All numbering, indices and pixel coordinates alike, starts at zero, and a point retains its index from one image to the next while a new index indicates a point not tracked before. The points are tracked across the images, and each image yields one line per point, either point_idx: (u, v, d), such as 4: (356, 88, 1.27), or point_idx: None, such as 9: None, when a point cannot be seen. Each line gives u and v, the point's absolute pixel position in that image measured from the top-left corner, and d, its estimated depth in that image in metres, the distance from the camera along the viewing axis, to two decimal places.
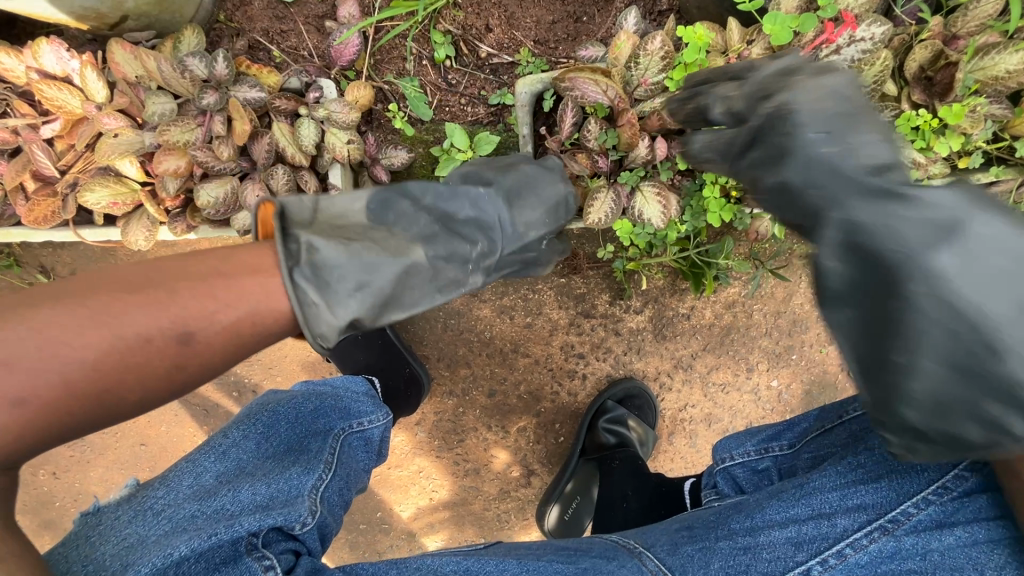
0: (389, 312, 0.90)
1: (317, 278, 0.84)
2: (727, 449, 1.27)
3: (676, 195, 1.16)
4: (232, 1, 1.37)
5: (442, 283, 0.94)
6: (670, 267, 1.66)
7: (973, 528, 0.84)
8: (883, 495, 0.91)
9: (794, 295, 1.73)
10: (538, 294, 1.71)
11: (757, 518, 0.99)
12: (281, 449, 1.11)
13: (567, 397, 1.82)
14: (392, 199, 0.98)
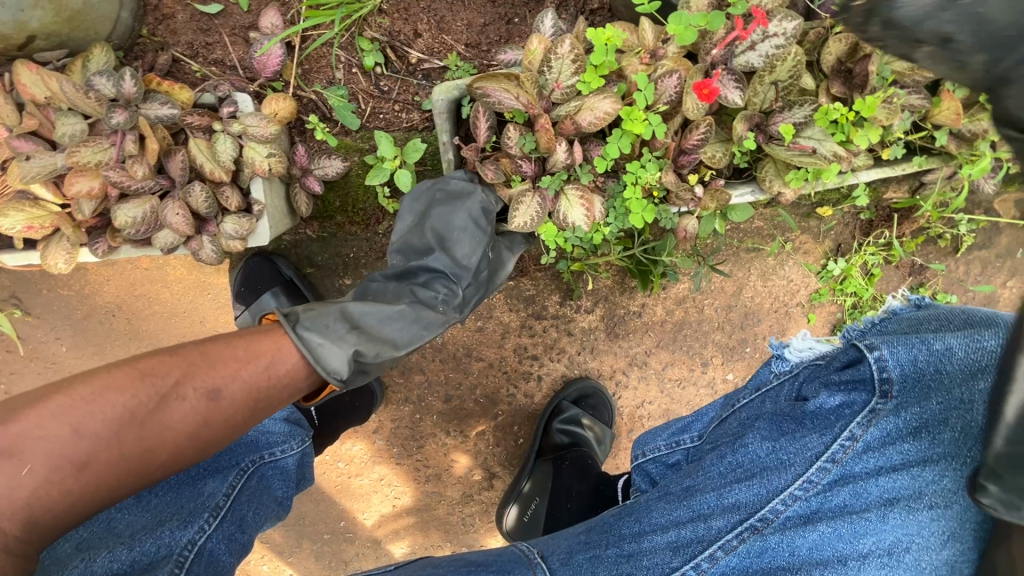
0: (385, 349, 1.09)
1: (318, 325, 1.05)
2: (644, 444, 1.34)
3: (600, 197, 1.16)
4: (153, 15, 1.34)
5: (426, 319, 1.15)
6: (617, 266, 1.66)
7: (835, 524, 0.93)
8: (755, 493, 0.98)
9: (743, 288, 1.74)
10: (488, 298, 1.70)
11: (643, 524, 1.06)
12: (166, 497, 1.15)
13: (523, 398, 1.82)
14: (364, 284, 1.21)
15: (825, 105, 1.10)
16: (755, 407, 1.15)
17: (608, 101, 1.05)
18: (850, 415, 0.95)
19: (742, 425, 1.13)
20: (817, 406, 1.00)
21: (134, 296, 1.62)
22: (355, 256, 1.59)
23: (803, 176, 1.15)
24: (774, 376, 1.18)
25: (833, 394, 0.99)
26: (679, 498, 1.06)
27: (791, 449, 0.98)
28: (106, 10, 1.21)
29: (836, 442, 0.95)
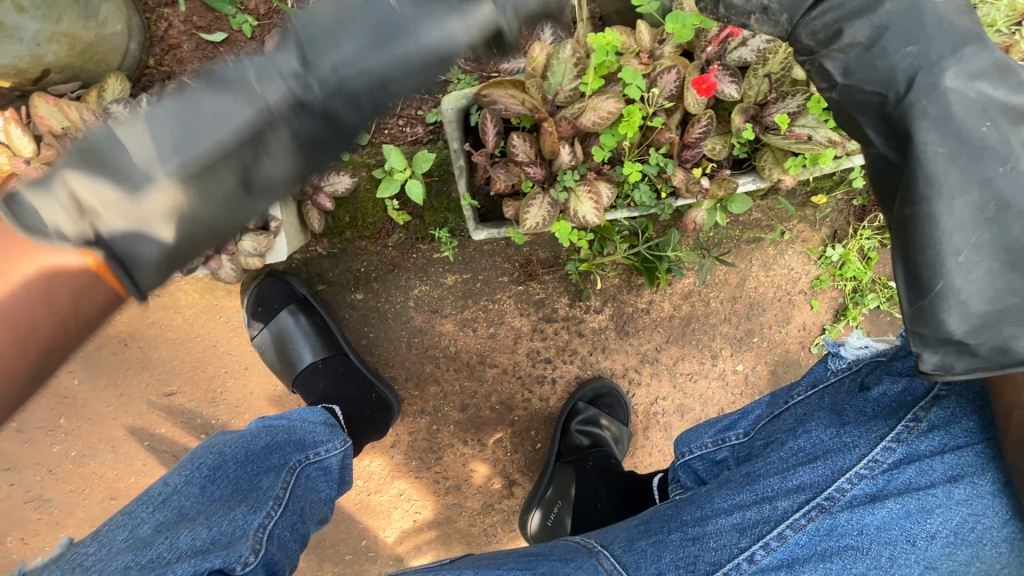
0: (163, 144, 0.82)
1: (39, 186, 0.78)
2: (688, 441, 1.31)
3: (606, 186, 1.18)
4: (159, 45, 1.38)
5: (206, 181, 0.84)
6: (623, 264, 1.69)
7: (903, 500, 0.91)
8: (819, 474, 0.97)
9: (746, 279, 1.78)
10: (498, 304, 1.72)
11: (707, 508, 1.04)
12: (229, 490, 1.12)
13: (539, 402, 1.84)
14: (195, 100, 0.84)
15: (816, 93, 1.14)
16: (807, 401, 1.15)
17: (611, 100, 1.09)
18: (912, 401, 0.96)
19: (793, 419, 1.14)
20: (880, 393, 1.01)
21: (146, 323, 1.63)
22: (366, 270, 1.63)
23: (802, 163, 1.19)
24: (832, 373, 1.15)
25: (894, 381, 1.00)
26: (741, 484, 1.04)
27: (854, 432, 0.99)
28: (116, 42, 1.25)
29: (901, 424, 0.95)
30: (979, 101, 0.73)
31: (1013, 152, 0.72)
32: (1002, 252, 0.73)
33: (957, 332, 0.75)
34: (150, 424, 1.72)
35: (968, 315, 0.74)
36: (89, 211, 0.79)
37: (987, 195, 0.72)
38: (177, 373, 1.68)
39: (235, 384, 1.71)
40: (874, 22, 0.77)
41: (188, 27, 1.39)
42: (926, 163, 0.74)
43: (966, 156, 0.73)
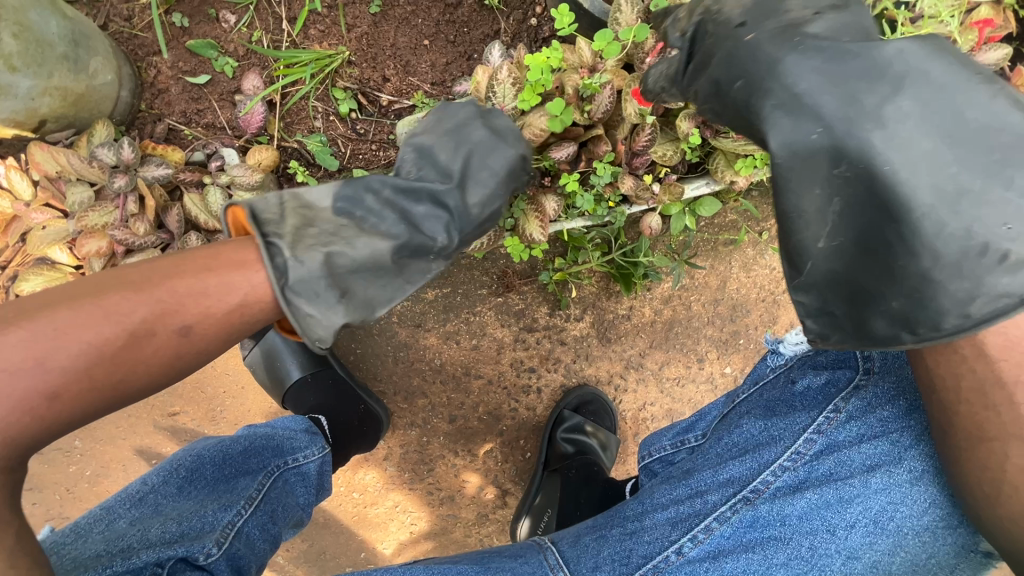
0: (377, 274, 0.97)
1: (313, 289, 0.90)
2: (649, 445, 1.37)
3: (549, 198, 1.22)
4: (149, 91, 1.51)
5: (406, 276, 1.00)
6: (600, 272, 1.72)
7: (822, 490, 1.00)
8: (747, 467, 1.08)
9: (727, 281, 1.77)
10: (479, 316, 1.76)
11: (647, 504, 1.15)
12: (206, 490, 1.18)
13: (526, 411, 1.86)
14: (357, 196, 1.01)
15: None
16: (749, 399, 1.23)
17: (544, 117, 1.13)
18: (834, 392, 1.07)
19: (736, 417, 1.21)
20: (804, 387, 1.13)
21: None
22: None
23: (752, 164, 1.21)
24: (771, 369, 1.23)
25: (818, 375, 1.12)
26: (678, 480, 1.14)
27: (780, 425, 1.10)
28: (107, 91, 1.37)
29: (822, 415, 1.06)
30: (821, 100, 0.82)
31: (857, 157, 0.79)
32: (861, 230, 0.82)
33: (815, 300, 0.88)
34: (156, 443, 1.82)
35: (815, 290, 0.88)
36: (329, 297, 0.91)
37: (835, 190, 0.82)
38: (179, 394, 1.78)
39: (233, 402, 1.80)
40: (707, 51, 0.95)
41: (175, 72, 1.51)
42: (767, 129, 0.85)
43: (835, 121, 0.81)
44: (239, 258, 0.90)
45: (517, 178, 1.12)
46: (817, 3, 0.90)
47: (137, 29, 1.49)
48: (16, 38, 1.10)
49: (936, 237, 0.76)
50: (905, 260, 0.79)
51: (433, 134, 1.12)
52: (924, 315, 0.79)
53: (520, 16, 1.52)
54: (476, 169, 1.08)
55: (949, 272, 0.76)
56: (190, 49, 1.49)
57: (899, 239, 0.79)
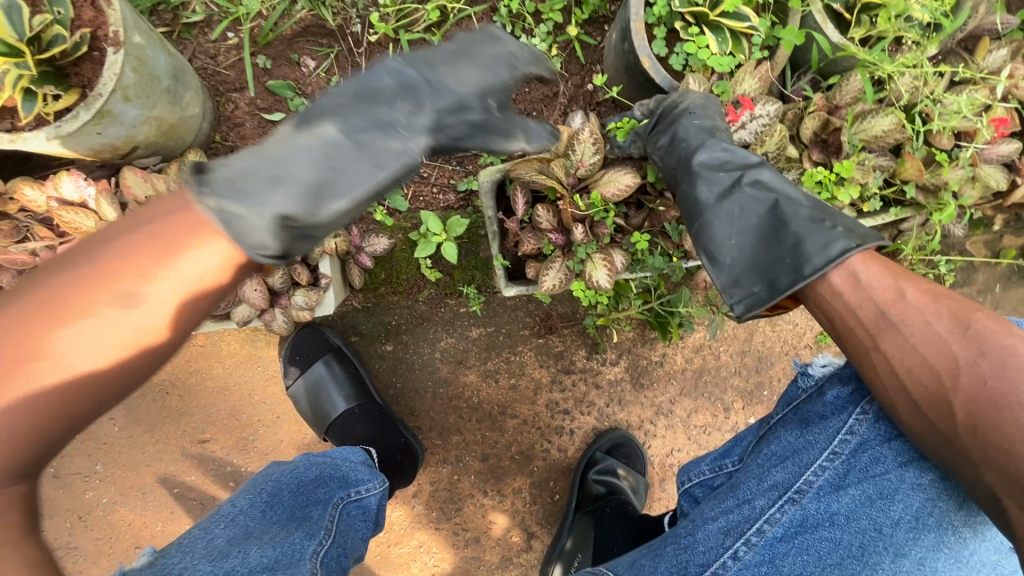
0: (292, 187, 0.93)
1: (238, 184, 0.90)
2: (688, 470, 1.36)
3: (617, 253, 1.31)
4: (226, 124, 1.59)
5: (371, 157, 0.99)
6: (637, 319, 1.80)
7: (863, 486, 1.02)
8: (790, 471, 1.07)
9: (754, 333, 1.88)
10: (520, 356, 1.81)
11: (698, 519, 1.14)
12: (285, 515, 1.21)
13: (557, 453, 1.89)
14: (324, 112, 1.01)
15: (809, 170, 1.33)
16: (784, 419, 1.16)
17: (627, 175, 1.23)
18: (860, 397, 1.05)
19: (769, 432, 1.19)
20: (833, 397, 1.09)
21: (188, 371, 1.73)
22: (397, 323, 1.75)
23: None
24: (802, 392, 1.15)
25: (844, 385, 1.08)
26: (725, 492, 1.14)
27: (815, 431, 1.08)
28: (193, 123, 1.43)
29: (852, 417, 1.05)
30: (708, 156, 1.16)
31: (736, 185, 1.12)
32: (751, 228, 1.10)
33: (732, 280, 1.09)
34: (180, 471, 1.78)
35: (732, 270, 1.09)
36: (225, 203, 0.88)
37: (730, 203, 1.12)
38: (212, 420, 1.76)
39: (266, 432, 1.78)
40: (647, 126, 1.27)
41: (252, 108, 1.59)
42: (687, 169, 1.16)
43: (716, 169, 1.15)
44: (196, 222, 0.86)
45: (490, 86, 1.10)
46: (710, 110, 1.24)
47: (221, 66, 1.58)
48: (136, 71, 1.18)
49: (791, 218, 1.07)
50: (787, 237, 1.05)
51: (478, 66, 1.11)
52: (808, 261, 1.01)
53: (578, 80, 1.64)
54: (458, 66, 1.10)
55: (812, 232, 1.03)
56: (269, 88, 1.57)
57: (767, 230, 1.08)
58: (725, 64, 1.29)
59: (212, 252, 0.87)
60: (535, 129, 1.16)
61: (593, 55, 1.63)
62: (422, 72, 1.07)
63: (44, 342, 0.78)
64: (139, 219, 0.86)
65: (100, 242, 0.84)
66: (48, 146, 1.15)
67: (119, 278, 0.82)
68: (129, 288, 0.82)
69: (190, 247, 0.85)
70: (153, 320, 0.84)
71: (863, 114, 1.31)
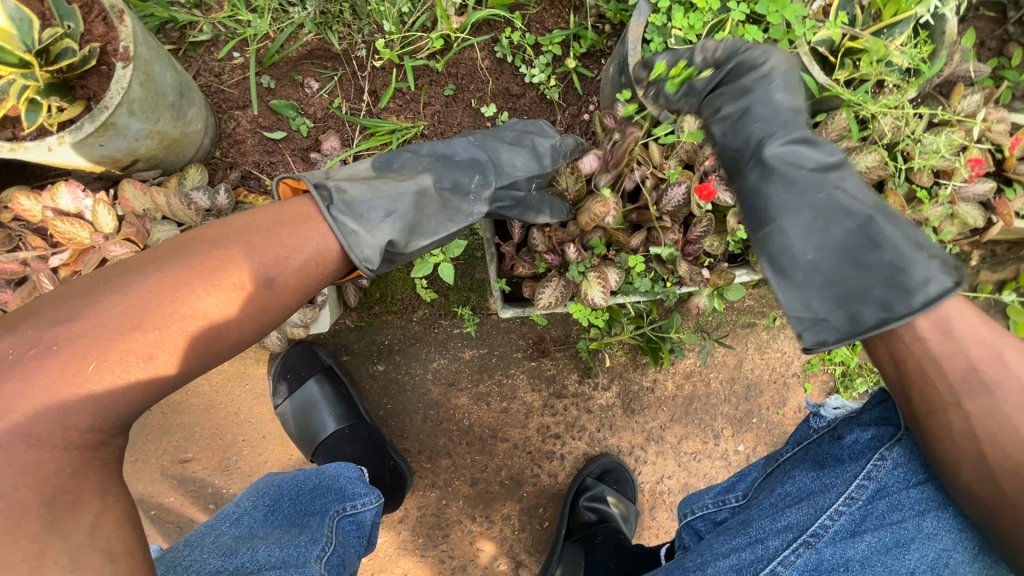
0: (399, 212, 1.09)
1: (374, 206, 1.06)
2: (690, 503, 1.37)
3: (611, 270, 1.32)
4: (227, 141, 1.61)
5: (447, 210, 1.16)
6: (630, 344, 1.82)
7: (879, 534, 1.01)
8: (804, 513, 1.06)
9: (744, 360, 1.90)
10: (512, 379, 1.81)
11: (708, 554, 1.14)
12: (285, 520, 1.31)
13: (548, 478, 1.87)
14: (394, 154, 1.20)
15: None
16: (795, 459, 1.19)
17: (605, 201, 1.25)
18: (879, 444, 1.04)
19: (782, 471, 1.21)
20: (852, 441, 1.08)
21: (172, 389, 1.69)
22: (389, 343, 1.74)
23: None
24: (814, 431, 1.20)
25: (864, 428, 1.08)
26: (736, 530, 1.15)
27: (831, 474, 1.07)
28: (196, 137, 1.44)
29: (870, 462, 1.03)
30: (792, 159, 1.10)
31: (824, 193, 1.06)
32: (834, 247, 1.04)
33: (806, 304, 1.04)
34: (158, 492, 1.72)
35: (807, 293, 1.04)
36: (350, 213, 1.04)
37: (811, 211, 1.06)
38: (194, 439, 1.72)
39: (250, 452, 1.74)
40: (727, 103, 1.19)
41: (254, 126, 1.61)
42: (769, 171, 1.10)
43: (800, 176, 1.08)
44: (214, 241, 0.94)
45: (540, 156, 1.27)
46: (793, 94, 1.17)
47: (225, 84, 1.60)
48: (143, 86, 1.19)
49: (885, 241, 1.00)
50: (876, 262, 1.00)
51: (541, 134, 1.30)
52: (901, 298, 0.96)
53: (575, 110, 1.69)
54: (512, 140, 1.28)
55: (910, 261, 0.97)
56: (271, 107, 1.60)
57: (852, 252, 1.03)
58: None
59: (277, 268, 0.95)
60: (560, 206, 1.29)
61: (590, 86, 1.69)
62: (483, 137, 1.27)
63: (84, 360, 0.81)
64: (204, 236, 0.95)
65: (171, 255, 0.91)
66: (49, 157, 1.16)
67: (192, 291, 0.89)
68: (202, 301, 0.89)
69: (226, 268, 0.92)
70: (217, 329, 0.92)
71: (849, 151, 1.37)
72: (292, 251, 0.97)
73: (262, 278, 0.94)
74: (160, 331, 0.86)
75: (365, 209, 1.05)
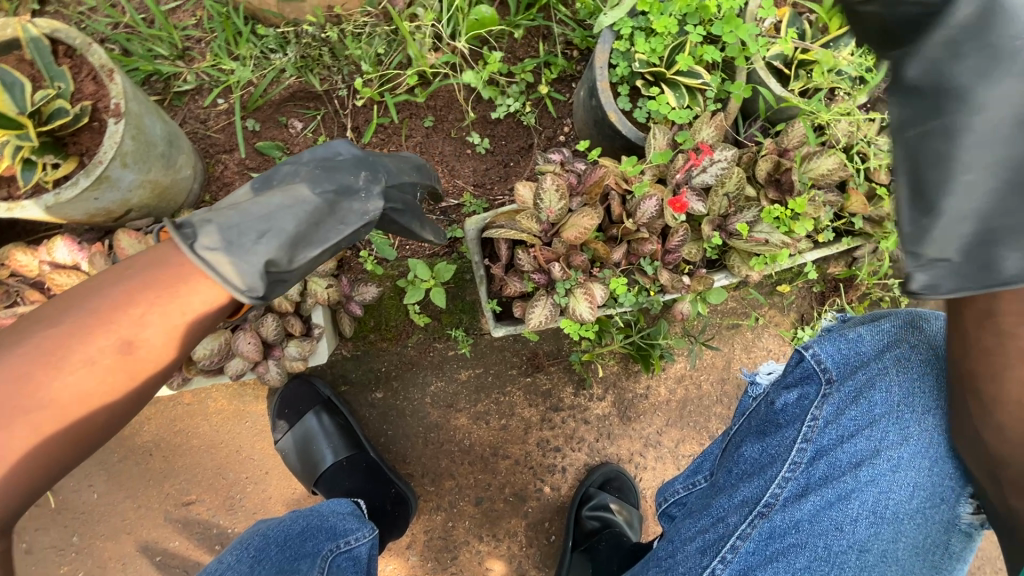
0: (274, 231, 1.11)
1: (246, 230, 1.09)
2: (664, 490, 1.40)
3: (596, 285, 1.39)
4: (216, 184, 1.65)
5: (335, 218, 1.19)
6: (621, 353, 1.87)
7: (823, 492, 1.06)
8: (757, 485, 1.11)
9: (731, 361, 1.96)
10: (509, 396, 1.85)
11: (675, 541, 1.17)
12: (273, 569, 1.28)
13: (551, 492, 1.89)
14: (271, 172, 1.22)
15: (766, 208, 1.43)
16: (743, 429, 1.25)
17: (584, 217, 1.32)
18: (808, 404, 1.13)
19: (735, 445, 1.24)
20: (783, 404, 1.17)
21: (173, 432, 1.70)
22: (386, 370, 1.77)
23: (764, 260, 1.46)
24: (753, 401, 1.29)
25: (789, 390, 1.17)
26: (699, 512, 1.18)
27: (774, 442, 1.14)
28: (185, 184, 1.49)
29: (804, 425, 1.12)
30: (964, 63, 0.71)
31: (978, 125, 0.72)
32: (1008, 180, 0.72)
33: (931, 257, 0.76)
34: (163, 537, 1.71)
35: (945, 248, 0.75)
36: (222, 244, 1.06)
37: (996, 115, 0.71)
38: (198, 481, 1.72)
39: (254, 489, 1.75)
40: None
41: (241, 168, 1.66)
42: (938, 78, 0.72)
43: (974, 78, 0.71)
44: (60, 313, 0.97)
45: (421, 166, 1.36)
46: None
47: (211, 130, 1.65)
48: (133, 139, 1.23)
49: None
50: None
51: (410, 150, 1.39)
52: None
53: (551, 133, 1.77)
54: (392, 146, 1.34)
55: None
56: (258, 149, 1.64)
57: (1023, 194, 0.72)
58: (684, 117, 1.43)
59: (131, 329, 0.99)
60: (440, 229, 1.41)
61: (564, 109, 1.76)
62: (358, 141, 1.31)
63: None
64: (48, 314, 0.97)
65: (25, 335, 0.95)
66: (46, 213, 1.19)
67: (50, 374, 0.94)
68: (70, 376, 0.95)
69: (81, 342, 0.96)
70: (91, 398, 0.97)
71: (810, 156, 1.45)
72: (147, 309, 1.00)
73: (122, 342, 0.98)
74: (33, 414, 0.93)
75: (235, 236, 1.08)
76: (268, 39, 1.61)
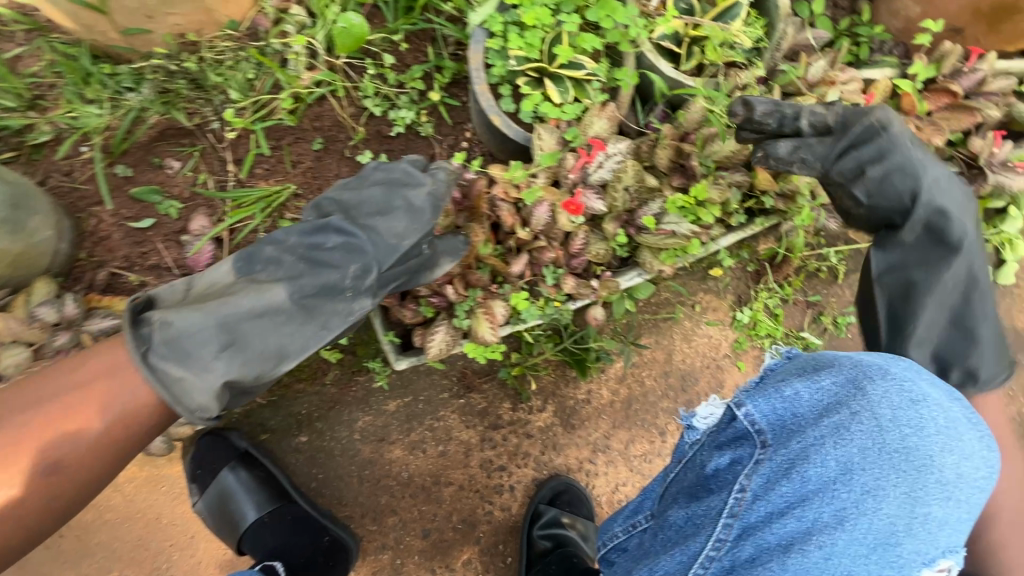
0: (239, 343, 1.05)
1: (204, 340, 1.03)
2: (607, 532, 1.33)
3: (497, 301, 1.31)
4: (90, 240, 1.52)
5: (314, 320, 1.10)
6: (555, 361, 1.80)
7: None
8: (677, 561, 0.93)
9: (673, 353, 1.90)
10: (443, 420, 1.76)
11: None
12: None
13: (501, 513, 1.80)
14: (255, 251, 1.13)
15: (670, 197, 1.36)
16: (680, 487, 1.07)
17: (471, 234, 1.28)
18: (738, 470, 0.91)
19: (670, 503, 1.08)
20: (715, 468, 0.96)
21: (83, 509, 1.58)
22: (307, 412, 1.68)
23: (674, 253, 1.39)
24: (690, 448, 1.10)
25: (722, 453, 0.96)
26: None
27: (701, 510, 0.95)
28: (46, 246, 1.37)
29: (731, 496, 0.89)
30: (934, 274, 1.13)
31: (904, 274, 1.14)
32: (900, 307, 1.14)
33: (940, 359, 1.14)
34: None
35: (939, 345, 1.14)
36: (177, 356, 1.01)
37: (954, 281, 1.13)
38: (118, 557, 1.60)
39: (181, 556, 1.64)
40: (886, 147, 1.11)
41: (117, 219, 1.53)
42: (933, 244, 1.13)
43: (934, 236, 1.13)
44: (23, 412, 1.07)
45: (421, 215, 1.16)
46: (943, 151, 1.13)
47: (77, 182, 1.52)
48: None
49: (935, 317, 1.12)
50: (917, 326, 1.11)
51: (438, 187, 1.19)
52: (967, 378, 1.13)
53: (452, 141, 1.65)
54: (388, 202, 1.17)
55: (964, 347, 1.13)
56: (133, 196, 1.52)
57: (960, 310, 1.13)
58: (570, 113, 1.35)
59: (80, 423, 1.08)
60: (454, 243, 1.26)
61: (462, 113, 1.65)
62: (354, 208, 1.18)
63: None
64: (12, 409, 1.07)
65: None
66: None
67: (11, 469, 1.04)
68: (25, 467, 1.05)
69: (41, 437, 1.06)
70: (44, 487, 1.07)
71: (711, 138, 1.37)
72: (96, 404, 1.09)
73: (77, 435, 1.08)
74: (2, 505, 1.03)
75: (197, 349, 1.02)
76: (121, 78, 1.50)
